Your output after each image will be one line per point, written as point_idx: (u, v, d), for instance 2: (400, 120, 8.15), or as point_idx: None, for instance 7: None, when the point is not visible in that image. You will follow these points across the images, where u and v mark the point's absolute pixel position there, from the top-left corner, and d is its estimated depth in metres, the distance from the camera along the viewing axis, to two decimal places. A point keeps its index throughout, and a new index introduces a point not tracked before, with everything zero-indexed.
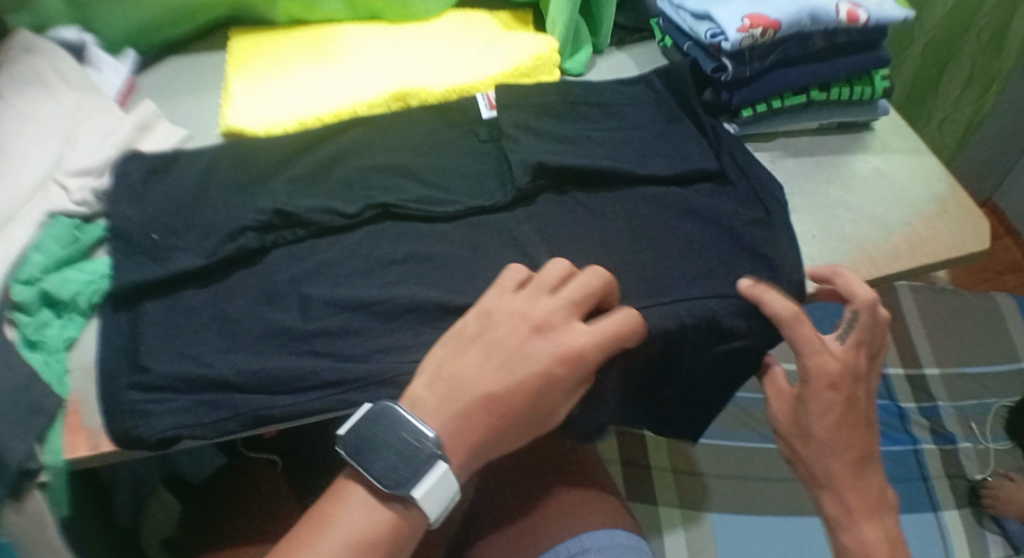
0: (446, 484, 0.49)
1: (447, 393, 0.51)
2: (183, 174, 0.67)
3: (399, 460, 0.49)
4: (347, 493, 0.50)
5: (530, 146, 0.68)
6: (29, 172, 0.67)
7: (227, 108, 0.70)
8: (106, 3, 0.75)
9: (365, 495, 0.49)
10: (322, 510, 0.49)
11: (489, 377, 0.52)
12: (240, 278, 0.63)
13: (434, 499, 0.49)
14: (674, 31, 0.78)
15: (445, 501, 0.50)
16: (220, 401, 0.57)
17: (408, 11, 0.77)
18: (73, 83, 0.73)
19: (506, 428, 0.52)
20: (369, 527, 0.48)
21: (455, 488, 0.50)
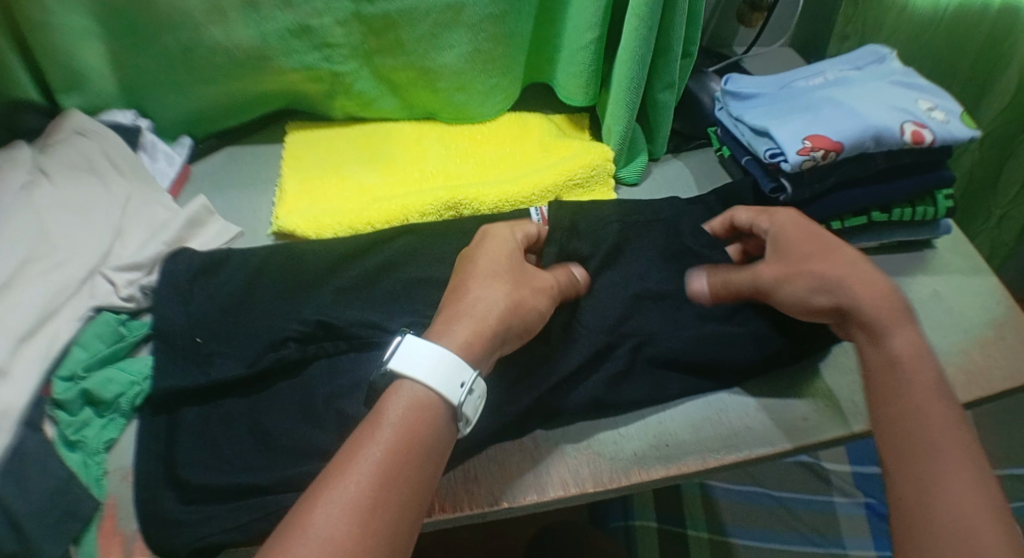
0: (457, 361, 0.50)
1: (443, 317, 0.54)
2: (231, 274, 0.67)
3: (426, 368, 0.50)
4: (381, 405, 0.49)
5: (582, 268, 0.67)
6: (78, 264, 0.66)
7: (283, 209, 0.71)
8: (161, 95, 0.76)
9: (400, 395, 0.49)
10: (355, 440, 0.47)
11: (485, 274, 0.56)
12: (281, 392, 0.62)
13: (445, 380, 0.49)
14: (732, 144, 0.76)
15: (459, 389, 0.50)
16: (250, 503, 0.56)
17: (462, 114, 0.77)
18: (127, 169, 0.73)
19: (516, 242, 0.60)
20: (413, 434, 0.47)
21: (468, 373, 0.50)
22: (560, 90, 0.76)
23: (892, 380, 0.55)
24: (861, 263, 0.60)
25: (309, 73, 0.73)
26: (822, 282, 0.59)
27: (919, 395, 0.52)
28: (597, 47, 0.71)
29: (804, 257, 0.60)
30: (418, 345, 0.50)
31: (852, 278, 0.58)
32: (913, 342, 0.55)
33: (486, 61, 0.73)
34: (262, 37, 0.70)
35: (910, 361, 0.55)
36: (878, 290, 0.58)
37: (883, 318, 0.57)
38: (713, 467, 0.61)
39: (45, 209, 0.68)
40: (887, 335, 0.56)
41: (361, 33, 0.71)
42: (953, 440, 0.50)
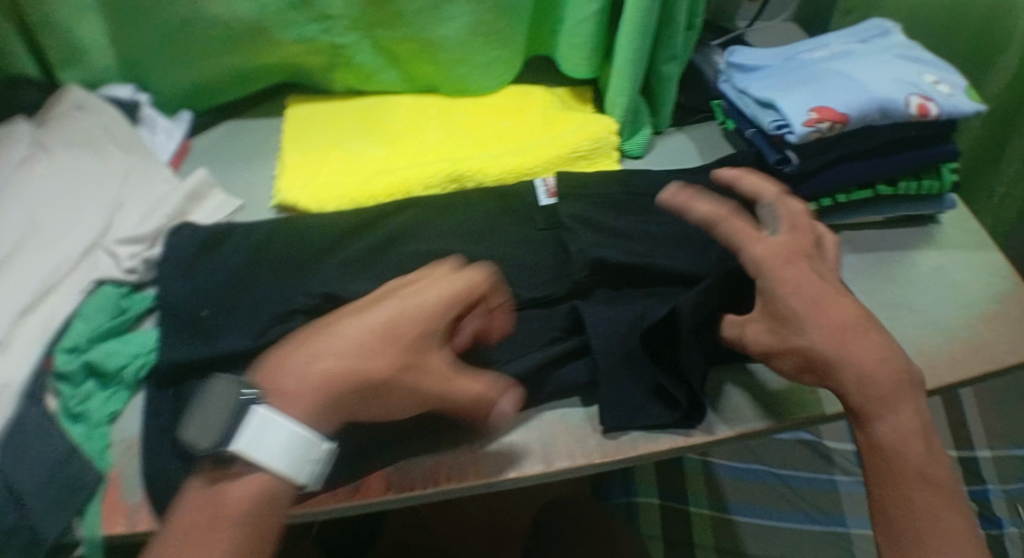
0: (306, 433, 0.48)
1: (300, 343, 0.50)
2: (234, 247, 0.67)
3: (227, 428, 0.48)
4: (216, 489, 0.47)
5: (588, 239, 0.67)
6: (78, 237, 0.66)
7: (284, 181, 0.71)
8: (160, 70, 0.75)
9: (232, 474, 0.47)
10: (254, 505, 0.47)
11: (359, 360, 0.49)
12: None
13: (292, 458, 0.48)
14: (736, 115, 0.75)
15: (309, 464, 0.49)
16: None
17: (464, 86, 0.76)
18: (127, 144, 0.73)
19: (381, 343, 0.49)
20: (259, 505, 0.47)
21: (323, 448, 0.49)
22: (563, 62, 0.76)
23: (887, 476, 0.51)
24: (860, 332, 0.53)
25: (308, 45, 0.72)
26: (813, 362, 0.53)
27: (922, 496, 0.49)
28: (599, 18, 0.70)
29: (804, 331, 0.52)
30: (263, 423, 0.47)
31: (851, 348, 0.52)
32: (896, 430, 0.51)
33: (487, 32, 0.72)
34: (260, 9, 0.70)
35: (909, 449, 0.51)
36: (879, 374, 0.52)
37: (879, 397, 0.52)
38: (718, 439, 0.61)
39: (45, 182, 0.68)
40: (882, 417, 0.52)
41: (361, 4, 0.70)
42: (955, 543, 0.48)
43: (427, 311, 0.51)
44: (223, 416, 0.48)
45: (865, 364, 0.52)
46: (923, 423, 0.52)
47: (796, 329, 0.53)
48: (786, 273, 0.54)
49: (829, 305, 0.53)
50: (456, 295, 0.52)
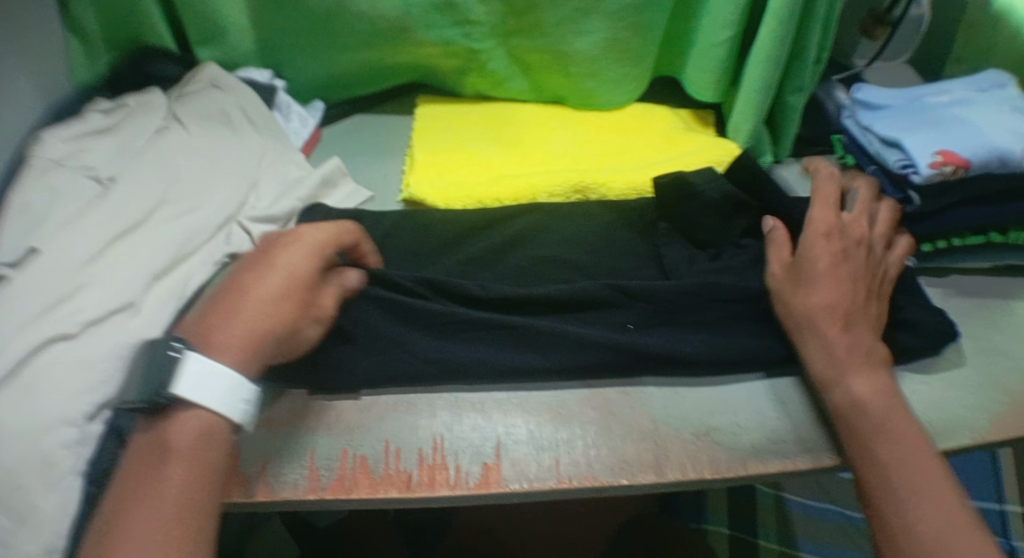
0: (228, 378, 0.52)
1: (219, 314, 0.54)
2: (363, 234, 0.69)
3: (193, 384, 0.51)
4: (163, 428, 0.51)
5: (697, 271, 0.67)
6: (215, 211, 0.69)
7: (413, 176, 0.73)
8: (299, 58, 0.78)
9: (179, 414, 0.51)
10: (187, 439, 0.50)
11: (266, 302, 0.54)
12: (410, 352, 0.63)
13: (224, 401, 0.51)
14: (859, 154, 0.76)
15: (239, 405, 0.52)
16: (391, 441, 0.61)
17: (591, 99, 0.78)
18: (263, 126, 0.76)
19: (296, 284, 0.56)
20: (205, 446, 0.50)
21: (249, 390, 0.52)
22: (689, 85, 0.77)
23: (849, 430, 0.56)
24: (843, 306, 0.59)
25: (445, 48, 0.75)
26: (799, 321, 0.60)
27: (881, 440, 0.54)
28: (732, 44, 0.72)
29: (801, 290, 0.61)
30: (192, 365, 0.51)
31: (816, 325, 0.59)
32: (850, 393, 0.57)
33: (620, 50, 0.74)
34: (405, 9, 0.72)
35: (867, 407, 0.56)
36: (844, 346, 0.58)
37: (832, 368, 0.58)
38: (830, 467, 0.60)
39: (182, 157, 0.72)
40: (842, 381, 0.57)
41: (501, 12, 0.72)
42: (924, 485, 0.52)
43: (302, 258, 0.57)
44: (162, 370, 0.52)
45: (836, 335, 0.59)
46: (882, 390, 0.57)
47: (794, 290, 0.62)
48: (813, 246, 0.62)
49: (823, 276, 0.61)
50: (311, 245, 0.58)
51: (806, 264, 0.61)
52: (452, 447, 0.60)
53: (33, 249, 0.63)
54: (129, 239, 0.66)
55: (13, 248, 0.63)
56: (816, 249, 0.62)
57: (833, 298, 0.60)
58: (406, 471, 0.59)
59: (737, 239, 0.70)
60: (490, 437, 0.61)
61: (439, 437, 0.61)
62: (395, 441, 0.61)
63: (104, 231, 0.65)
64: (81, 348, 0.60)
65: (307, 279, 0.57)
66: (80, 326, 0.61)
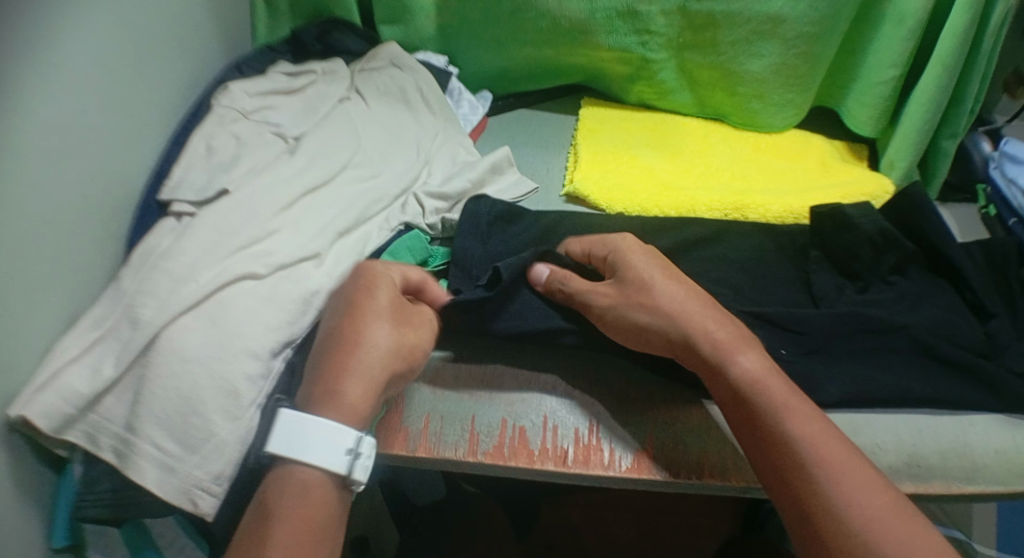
0: (321, 427, 0.49)
1: (329, 370, 0.52)
2: (524, 225, 0.70)
3: (292, 439, 0.49)
4: (274, 486, 0.49)
5: (849, 301, 0.66)
6: (395, 182, 0.73)
7: (577, 174, 0.76)
8: (476, 47, 0.82)
9: (285, 472, 0.50)
10: (294, 496, 0.49)
11: (365, 348, 0.53)
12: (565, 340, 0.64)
13: (329, 453, 0.49)
14: (1002, 205, 0.78)
15: (345, 456, 0.50)
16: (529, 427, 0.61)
17: (751, 121, 0.81)
18: (437, 109, 0.79)
19: (384, 316, 0.55)
20: (318, 507, 0.49)
21: (353, 439, 0.50)
22: (846, 120, 0.81)
23: (756, 409, 0.51)
24: (700, 296, 0.57)
25: (620, 54, 0.78)
26: (655, 317, 0.56)
27: (790, 413, 0.50)
28: (895, 84, 0.76)
29: (641, 292, 0.57)
30: (292, 424, 0.49)
31: (708, 318, 0.55)
32: (742, 373, 0.52)
33: (788, 75, 0.77)
34: (590, 12, 0.76)
35: (764, 384, 0.51)
36: (717, 327, 0.54)
37: (718, 346, 0.53)
38: (953, 495, 0.60)
39: (363, 126, 0.77)
40: (734, 357, 0.53)
41: (680, 26, 0.76)
42: (862, 475, 0.47)
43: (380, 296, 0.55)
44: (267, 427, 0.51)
45: (703, 312, 0.55)
46: (770, 366, 0.53)
47: (644, 290, 0.57)
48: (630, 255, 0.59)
49: (676, 277, 0.57)
50: (381, 281, 0.56)
51: (639, 274, 0.57)
52: (606, 431, 0.61)
53: (223, 191, 0.68)
54: (316, 195, 0.71)
55: (202, 190, 0.67)
56: (623, 259, 0.59)
57: (679, 284, 0.57)
58: (563, 447, 0.60)
59: (886, 275, 0.68)
60: (642, 430, 0.61)
61: (594, 420, 0.61)
62: (552, 418, 0.61)
63: (295, 185, 0.70)
64: (267, 288, 0.64)
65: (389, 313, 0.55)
66: (269, 269, 0.64)
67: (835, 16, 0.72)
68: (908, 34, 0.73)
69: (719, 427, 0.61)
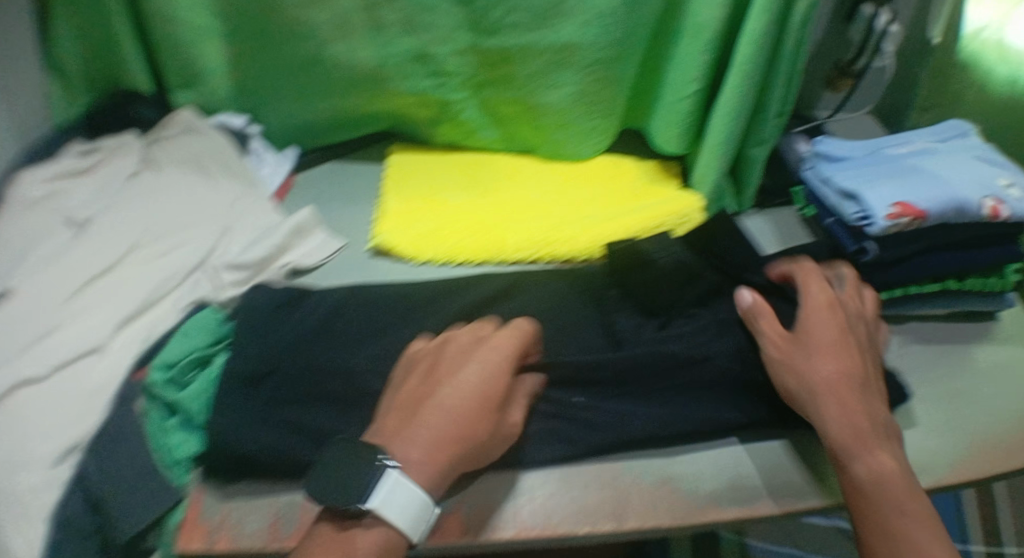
0: (417, 489, 0.50)
1: (403, 418, 0.54)
2: (311, 312, 0.67)
3: (376, 485, 0.49)
4: (347, 535, 0.50)
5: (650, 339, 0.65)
6: (184, 257, 0.70)
7: (383, 225, 0.74)
8: (278, 104, 0.79)
9: (359, 527, 0.50)
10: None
11: (440, 379, 0.55)
12: (349, 415, 0.63)
13: (409, 519, 0.50)
14: (817, 202, 0.78)
15: (420, 524, 0.51)
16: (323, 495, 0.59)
17: (560, 150, 0.80)
18: (234, 173, 0.77)
19: (456, 361, 0.56)
20: None
21: (428, 506, 0.51)
22: (654, 137, 0.81)
23: (880, 508, 0.52)
24: (841, 386, 0.58)
25: (420, 97, 0.76)
26: (793, 395, 0.59)
27: (910, 519, 0.51)
28: (697, 98, 0.75)
29: (792, 365, 0.60)
30: (398, 482, 0.50)
31: (824, 399, 0.57)
32: (872, 467, 0.54)
33: (591, 101, 0.76)
34: (381, 60, 0.74)
35: (890, 481, 0.53)
36: (854, 419, 0.56)
37: (850, 441, 0.55)
38: (788, 514, 0.59)
39: (157, 199, 0.73)
40: (857, 457, 0.55)
41: (475, 64, 0.75)
42: (921, 541, 0.49)
43: (506, 345, 0.57)
44: (360, 476, 0.49)
45: (845, 398, 0.57)
46: (900, 466, 0.54)
47: (800, 357, 0.60)
48: (810, 319, 0.61)
49: (826, 359, 0.59)
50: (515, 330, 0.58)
51: (814, 344, 0.60)
52: None
53: (6, 291, 0.65)
54: (101, 281, 0.68)
55: None
56: (808, 328, 0.61)
57: (811, 368, 0.59)
58: None
59: (688, 306, 0.68)
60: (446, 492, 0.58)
61: None
62: None
63: (78, 273, 0.67)
64: (50, 390, 0.61)
65: (484, 358, 0.56)
66: (46, 369, 0.61)
67: (626, 39, 0.72)
68: (703, 48, 0.72)
69: (530, 482, 0.60)
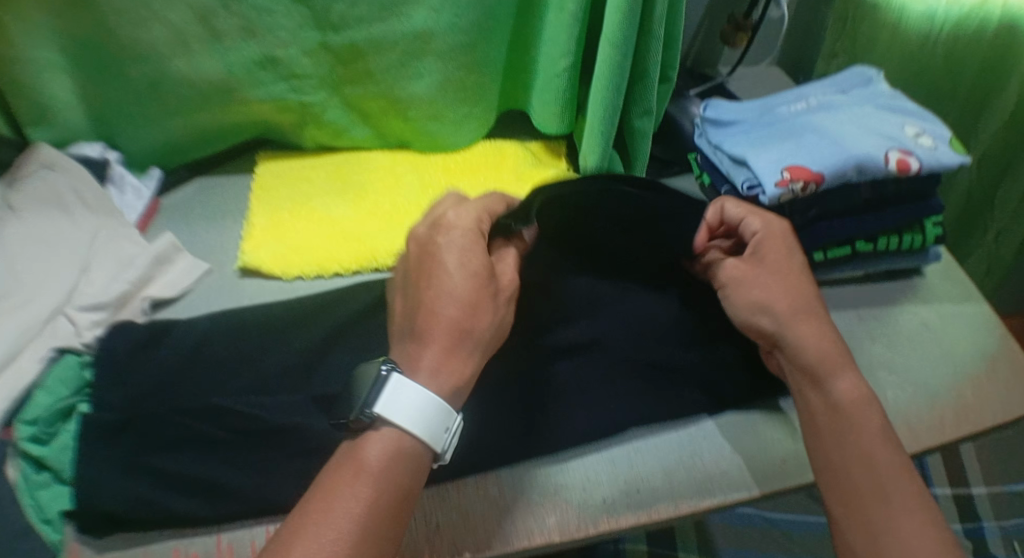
0: (429, 395, 0.49)
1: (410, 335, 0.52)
2: (174, 346, 0.64)
3: (386, 389, 0.49)
4: (359, 444, 0.49)
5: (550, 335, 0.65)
6: (44, 302, 0.64)
7: (251, 243, 0.70)
8: (129, 126, 0.74)
9: (374, 433, 0.49)
10: (398, 471, 0.48)
11: (456, 304, 0.52)
12: (216, 453, 0.58)
13: (428, 425, 0.49)
14: (712, 170, 0.76)
15: (442, 433, 0.50)
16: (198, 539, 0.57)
17: (435, 142, 0.77)
18: (93, 203, 0.71)
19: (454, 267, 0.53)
20: (399, 469, 0.48)
21: (450, 415, 0.50)
22: (536, 117, 0.76)
23: (847, 430, 0.54)
24: (816, 311, 0.59)
25: (278, 103, 0.72)
26: (763, 312, 0.59)
27: (875, 440, 0.53)
28: (569, 76, 0.70)
29: (759, 287, 0.60)
30: (400, 388, 0.49)
31: (797, 320, 0.58)
32: (854, 388, 0.56)
33: (457, 89, 0.73)
34: (227, 69, 0.69)
35: (859, 407, 0.55)
36: (824, 342, 0.58)
37: (823, 364, 0.57)
38: (683, 515, 0.58)
39: (13, 240, 0.66)
40: (835, 380, 0.56)
41: (329, 63, 0.70)
42: (885, 456, 0.53)
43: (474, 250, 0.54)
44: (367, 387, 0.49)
45: (809, 321, 0.58)
46: (866, 391, 0.56)
47: (759, 283, 0.61)
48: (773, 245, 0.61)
49: (789, 282, 0.60)
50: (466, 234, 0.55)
51: (773, 271, 0.61)
52: None
53: None
54: None
55: None
56: (767, 248, 0.61)
57: (798, 293, 0.60)
58: None
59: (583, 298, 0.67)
60: None
61: (274, 526, 0.57)
62: (229, 534, 0.57)
63: None
64: None
65: (464, 267, 0.53)
66: None
67: (482, 19, 0.67)
68: (568, 19, 0.66)
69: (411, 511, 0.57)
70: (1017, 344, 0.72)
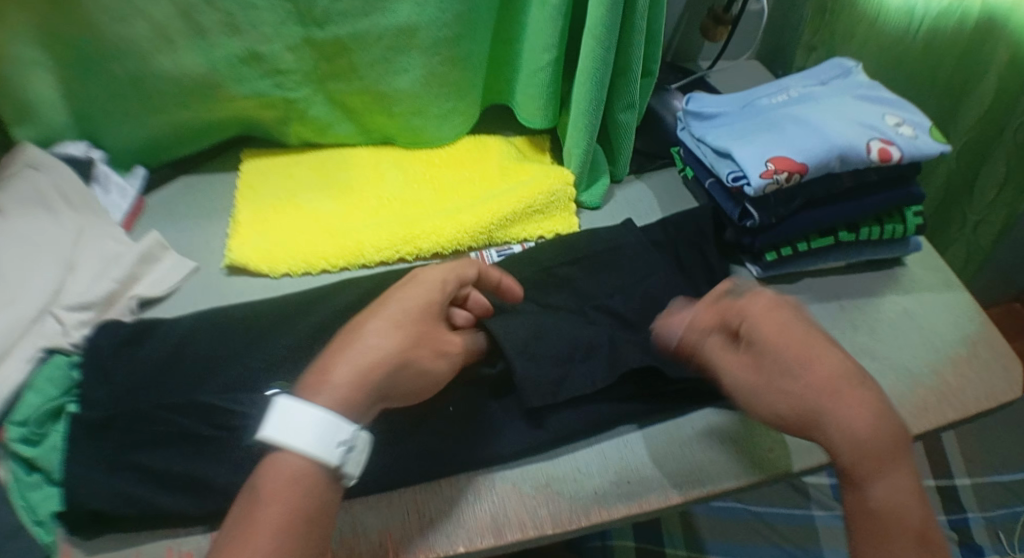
0: (325, 413, 0.46)
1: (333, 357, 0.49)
2: (162, 344, 0.64)
3: (274, 415, 0.46)
4: (259, 472, 0.45)
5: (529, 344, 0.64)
6: (28, 303, 0.63)
7: (236, 240, 0.70)
8: (112, 124, 0.74)
9: (273, 462, 0.46)
10: (298, 488, 0.45)
11: (394, 341, 0.50)
12: (204, 450, 0.58)
13: (322, 441, 0.46)
14: (695, 164, 0.77)
15: (338, 448, 0.46)
16: (188, 535, 0.57)
17: (418, 137, 0.77)
18: (78, 202, 0.71)
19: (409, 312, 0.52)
20: (304, 489, 0.45)
21: (349, 430, 0.47)
22: (520, 112, 0.76)
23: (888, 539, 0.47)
24: (854, 393, 0.51)
25: (262, 99, 0.72)
26: (793, 408, 0.51)
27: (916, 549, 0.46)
28: (552, 69, 0.71)
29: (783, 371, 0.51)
30: (289, 409, 0.46)
31: (842, 402, 0.50)
32: (893, 491, 0.48)
33: (441, 84, 0.73)
34: (211, 65, 0.69)
35: (908, 512, 0.48)
36: (871, 430, 0.50)
37: (868, 461, 0.49)
38: (677, 505, 0.58)
39: None
40: (873, 480, 0.49)
41: (313, 58, 0.70)
42: None
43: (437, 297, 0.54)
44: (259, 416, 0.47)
45: (852, 407, 0.50)
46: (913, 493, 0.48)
47: (785, 376, 0.51)
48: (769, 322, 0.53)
49: (819, 362, 0.51)
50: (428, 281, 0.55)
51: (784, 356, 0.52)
52: None
53: None
54: None
55: None
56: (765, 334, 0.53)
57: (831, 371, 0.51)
58: None
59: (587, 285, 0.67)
60: None
61: None
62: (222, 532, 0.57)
63: None
64: None
65: (418, 317, 0.52)
66: None
67: (465, 13, 0.68)
68: (551, 14, 0.66)
69: (405, 497, 0.58)
70: (997, 330, 0.73)
